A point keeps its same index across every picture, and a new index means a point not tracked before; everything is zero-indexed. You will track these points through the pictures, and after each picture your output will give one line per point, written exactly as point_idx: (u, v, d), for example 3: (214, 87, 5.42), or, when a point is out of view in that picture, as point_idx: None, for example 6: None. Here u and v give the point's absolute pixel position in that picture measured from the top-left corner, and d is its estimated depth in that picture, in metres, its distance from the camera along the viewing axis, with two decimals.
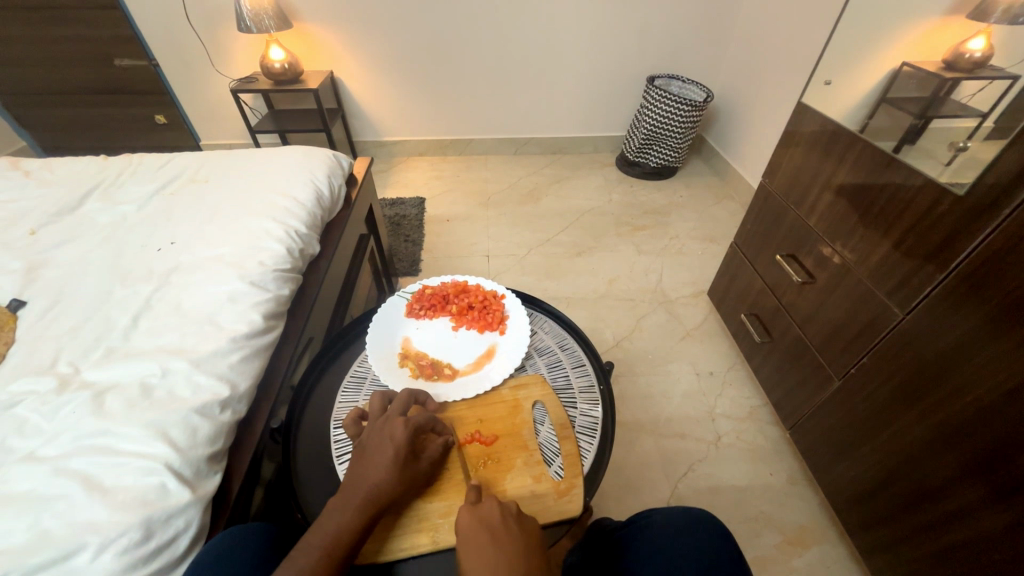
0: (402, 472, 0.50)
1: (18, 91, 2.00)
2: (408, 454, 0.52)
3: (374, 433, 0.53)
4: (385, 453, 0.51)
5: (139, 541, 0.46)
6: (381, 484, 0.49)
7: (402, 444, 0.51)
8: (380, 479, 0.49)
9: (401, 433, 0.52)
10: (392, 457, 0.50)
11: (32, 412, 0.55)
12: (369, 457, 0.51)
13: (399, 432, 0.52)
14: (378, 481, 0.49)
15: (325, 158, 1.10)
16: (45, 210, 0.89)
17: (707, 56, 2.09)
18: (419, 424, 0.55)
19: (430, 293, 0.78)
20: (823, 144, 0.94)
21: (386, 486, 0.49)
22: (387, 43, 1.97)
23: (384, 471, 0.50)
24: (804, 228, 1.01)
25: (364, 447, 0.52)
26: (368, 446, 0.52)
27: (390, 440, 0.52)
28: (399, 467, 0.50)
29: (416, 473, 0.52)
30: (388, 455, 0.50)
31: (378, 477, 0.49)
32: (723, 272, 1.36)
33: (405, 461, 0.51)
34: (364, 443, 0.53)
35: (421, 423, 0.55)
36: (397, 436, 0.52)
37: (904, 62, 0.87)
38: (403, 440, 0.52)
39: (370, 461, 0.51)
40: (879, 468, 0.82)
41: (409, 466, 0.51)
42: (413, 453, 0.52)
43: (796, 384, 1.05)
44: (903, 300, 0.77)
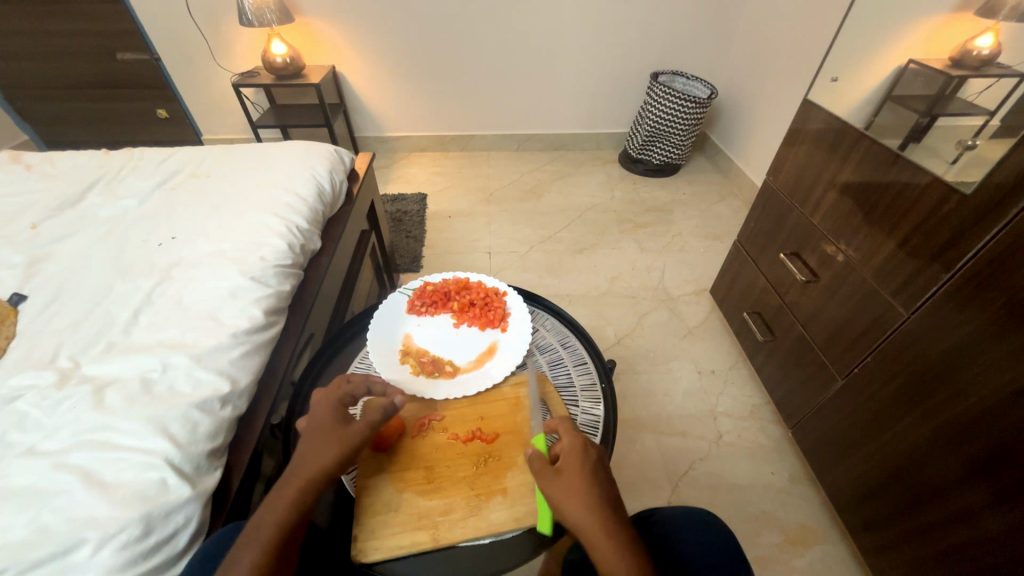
0: (333, 441, 0.52)
1: (20, 84, 2.00)
2: (336, 425, 0.53)
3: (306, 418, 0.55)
4: (315, 432, 0.53)
5: (139, 536, 0.46)
6: (313, 458, 0.50)
7: (327, 418, 0.54)
8: (310, 454, 0.51)
9: (321, 408, 0.55)
10: (320, 432, 0.53)
11: (32, 406, 0.55)
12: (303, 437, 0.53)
13: (321, 409, 0.55)
14: (310, 455, 0.51)
15: (326, 153, 1.09)
16: (46, 204, 0.89)
17: (712, 52, 2.07)
18: (343, 398, 0.57)
19: (432, 290, 0.78)
20: (828, 141, 0.93)
21: (321, 458, 0.50)
22: (390, 38, 1.96)
23: (314, 446, 0.51)
24: (808, 226, 1.00)
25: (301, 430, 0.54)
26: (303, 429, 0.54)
27: (317, 418, 0.54)
28: (330, 439, 0.52)
29: (346, 437, 0.52)
30: (314, 431, 0.53)
31: (310, 453, 0.51)
32: (726, 270, 1.35)
33: (334, 430, 0.53)
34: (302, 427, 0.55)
35: (348, 397, 0.57)
36: (318, 411, 0.55)
37: (910, 59, 0.87)
38: (327, 413, 0.54)
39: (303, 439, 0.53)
40: (881, 468, 0.82)
41: (339, 433, 0.52)
42: (342, 424, 0.54)
43: (798, 383, 1.04)
44: (907, 300, 0.76)
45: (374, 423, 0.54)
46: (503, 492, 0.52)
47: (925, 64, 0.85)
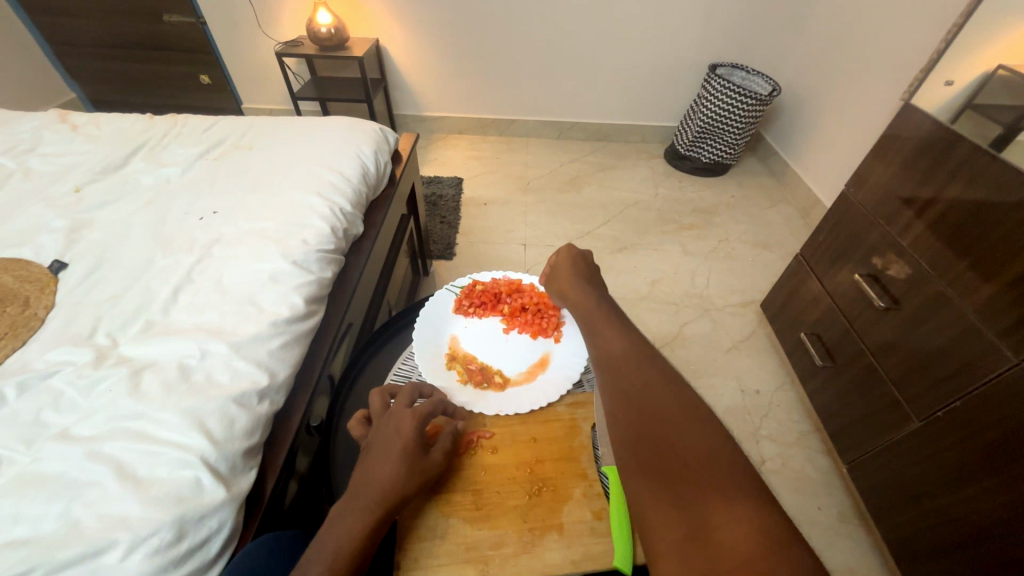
0: (411, 465, 0.48)
1: (71, 41, 2.01)
2: (418, 445, 0.50)
3: (380, 431, 0.52)
4: (385, 450, 0.49)
5: (171, 542, 0.43)
6: (389, 482, 0.47)
7: (410, 437, 0.50)
8: (386, 476, 0.47)
9: (408, 425, 0.51)
10: (382, 448, 0.50)
11: (67, 385, 0.52)
12: (372, 456, 0.50)
13: (406, 426, 0.51)
14: (387, 480, 0.47)
15: (372, 132, 1.04)
16: (90, 167, 0.87)
17: (777, 46, 1.93)
18: (427, 416, 0.53)
19: (481, 290, 0.74)
20: (930, 156, 0.83)
21: (394, 484, 0.47)
22: (437, 12, 1.88)
23: (391, 468, 0.48)
24: (893, 247, 0.90)
25: (373, 445, 0.51)
26: (375, 444, 0.51)
27: (398, 434, 0.50)
28: (410, 463, 0.48)
29: (422, 464, 0.49)
30: (395, 449, 0.49)
31: (385, 476, 0.47)
32: (782, 285, 1.26)
33: (405, 450, 0.49)
34: (371, 443, 0.51)
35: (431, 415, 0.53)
36: (404, 427, 0.51)
37: (1000, 65, 0.83)
38: (410, 432, 0.50)
39: (375, 457, 0.49)
40: (958, 524, 0.74)
41: (411, 454, 0.49)
42: (423, 448, 0.50)
43: (859, 415, 0.96)
44: (1016, 343, 0.67)
45: (447, 451, 0.51)
46: (558, 528, 0.47)
47: (1016, 71, 0.81)
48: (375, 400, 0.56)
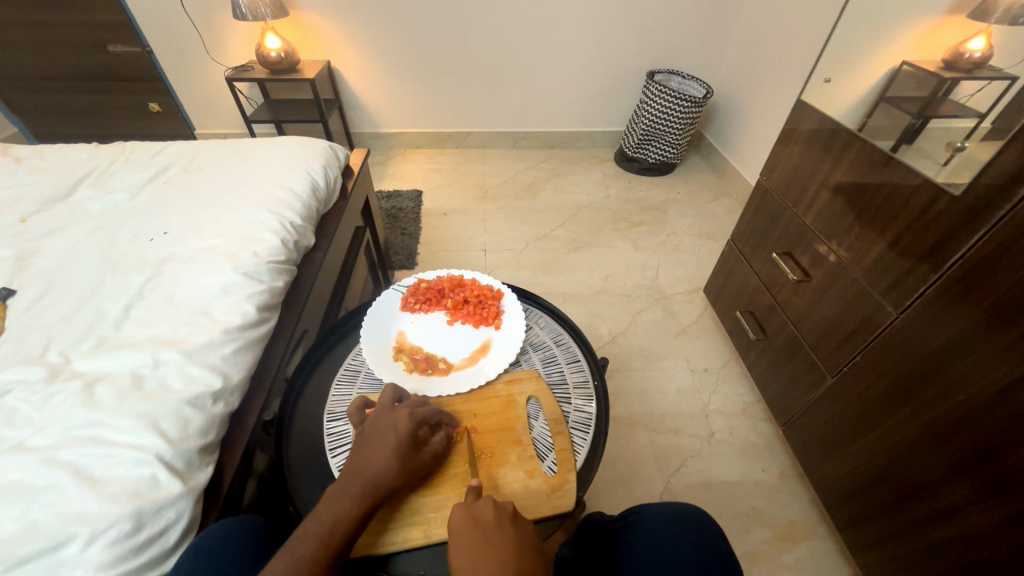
0: (403, 460, 0.56)
1: (9, 76, 1.97)
2: (413, 443, 0.57)
3: (381, 424, 0.58)
4: (384, 443, 0.56)
5: (130, 532, 0.46)
6: (382, 473, 0.54)
7: (405, 434, 0.57)
8: (382, 467, 0.55)
9: (404, 424, 0.58)
10: (382, 441, 0.56)
11: (20, 401, 0.54)
12: (368, 446, 0.56)
13: (403, 423, 0.58)
14: (379, 470, 0.55)
15: (321, 149, 1.09)
16: (36, 198, 0.88)
17: (708, 52, 2.07)
18: (421, 417, 0.60)
19: (425, 288, 0.85)
20: (821, 142, 0.94)
21: (386, 474, 0.55)
22: (385, 33, 1.95)
23: (386, 460, 0.55)
24: (801, 226, 1.01)
25: (370, 435, 0.57)
26: (371, 435, 0.57)
27: (395, 431, 0.57)
28: (402, 458, 0.56)
29: (413, 462, 0.57)
30: (392, 443, 0.56)
31: (380, 468, 0.55)
32: (719, 270, 1.37)
33: (402, 448, 0.56)
34: (367, 433, 0.58)
35: (424, 416, 0.61)
36: (401, 426, 0.58)
37: (903, 61, 0.87)
38: (406, 430, 0.57)
39: (372, 449, 0.56)
40: (871, 465, 0.83)
41: (407, 453, 0.56)
42: (415, 445, 0.58)
43: (788, 381, 1.06)
44: (896, 300, 0.77)
45: (435, 453, 0.59)
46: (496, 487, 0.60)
47: (919, 66, 0.85)
48: (386, 395, 0.63)
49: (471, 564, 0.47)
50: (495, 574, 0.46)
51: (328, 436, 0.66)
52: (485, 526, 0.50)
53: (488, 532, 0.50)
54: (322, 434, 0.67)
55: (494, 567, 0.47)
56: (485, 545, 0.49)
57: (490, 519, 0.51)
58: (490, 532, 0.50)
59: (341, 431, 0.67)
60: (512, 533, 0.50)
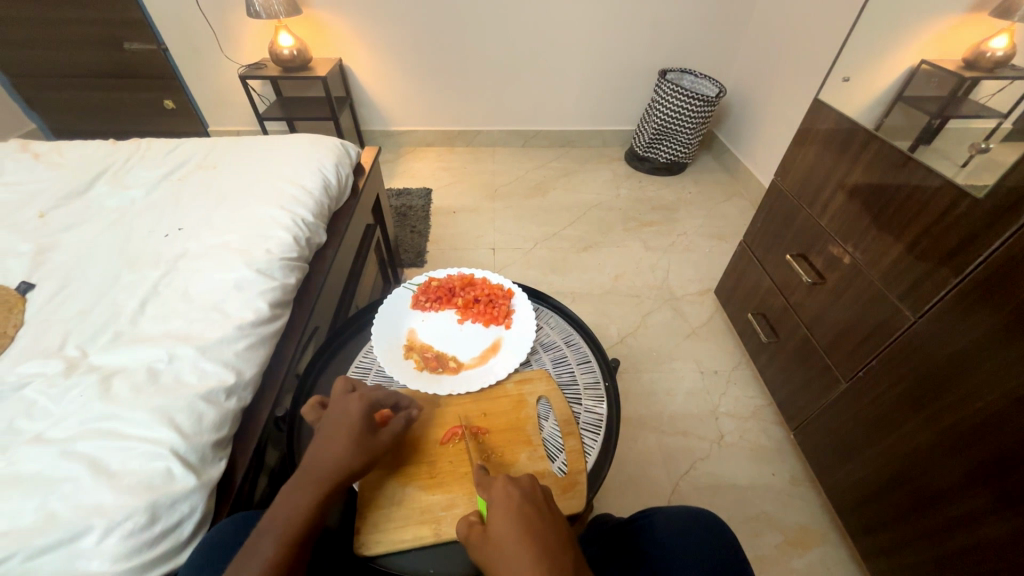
0: (358, 444, 0.56)
1: (28, 74, 2.00)
2: (366, 427, 0.58)
3: (332, 413, 0.59)
4: (338, 431, 0.57)
5: (145, 525, 0.47)
6: (339, 458, 0.55)
7: (356, 419, 0.58)
8: (338, 454, 0.55)
9: (355, 408, 0.59)
10: (335, 428, 0.57)
11: (40, 394, 0.55)
12: (324, 435, 0.57)
13: (353, 409, 0.59)
14: (336, 457, 0.55)
15: (333, 147, 1.09)
16: (55, 193, 0.89)
17: (721, 50, 2.05)
18: (375, 401, 0.61)
19: (437, 286, 0.85)
20: (838, 143, 0.92)
21: (345, 459, 0.55)
22: (397, 31, 1.95)
23: (340, 447, 0.56)
24: (816, 228, 1.00)
25: (324, 425, 0.58)
26: (325, 426, 0.58)
27: (347, 418, 0.58)
28: (356, 443, 0.56)
29: (370, 446, 0.57)
30: (345, 429, 0.57)
31: (336, 454, 0.55)
32: (731, 271, 1.35)
33: (356, 433, 0.57)
34: (322, 424, 0.59)
35: (377, 400, 0.61)
36: (352, 411, 0.58)
37: (921, 61, 0.86)
38: (358, 415, 0.58)
39: (326, 437, 0.56)
40: (886, 472, 0.81)
41: (361, 437, 0.57)
42: (370, 428, 0.58)
43: (801, 385, 1.05)
44: (915, 304, 0.76)
45: (395, 436, 0.60)
46: None
47: (938, 65, 0.84)
48: (337, 386, 0.63)
49: (517, 535, 0.47)
50: (542, 545, 0.46)
51: None
52: (532, 502, 0.51)
53: (535, 507, 0.50)
54: None
55: (541, 538, 0.47)
56: (532, 518, 0.49)
57: (538, 498, 0.52)
58: (538, 507, 0.50)
59: None
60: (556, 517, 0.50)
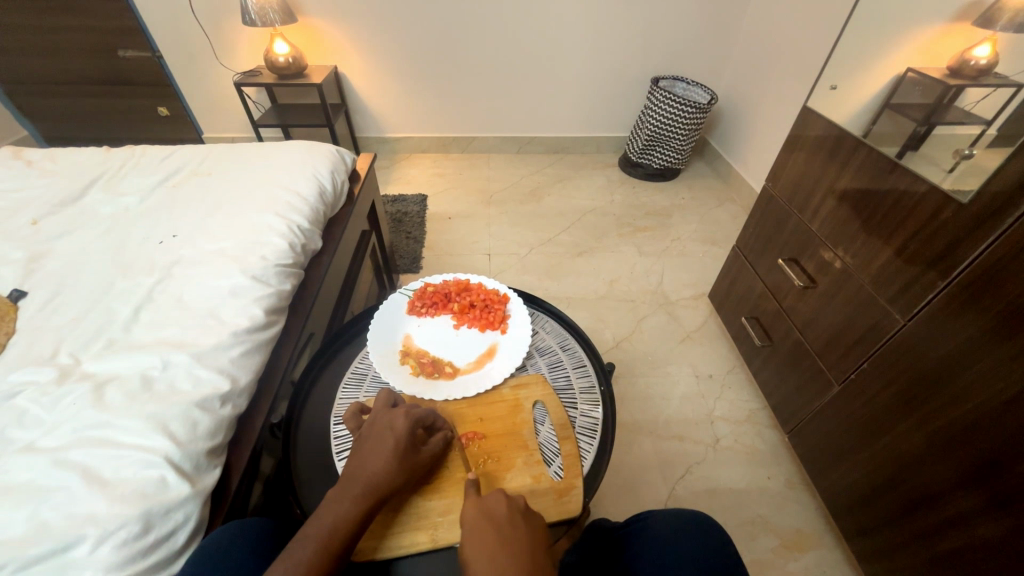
0: (401, 460, 0.56)
1: (20, 80, 2.00)
2: (410, 444, 0.57)
3: (377, 426, 0.59)
4: (382, 445, 0.56)
5: (138, 534, 0.46)
6: (379, 473, 0.54)
7: (402, 434, 0.57)
8: (380, 468, 0.55)
9: (401, 423, 0.58)
10: (379, 442, 0.57)
11: (31, 403, 0.55)
12: (367, 449, 0.57)
13: (399, 423, 0.58)
14: (378, 471, 0.55)
15: (329, 153, 1.10)
16: (48, 201, 0.89)
17: (712, 58, 2.08)
18: (419, 416, 0.61)
19: (432, 291, 0.85)
20: (827, 149, 0.94)
21: (384, 474, 0.55)
22: (392, 39, 1.97)
23: (383, 460, 0.55)
24: (807, 233, 1.01)
25: (367, 437, 0.58)
26: (368, 438, 0.58)
27: (393, 432, 0.58)
28: (400, 459, 0.56)
29: (411, 463, 0.57)
30: (390, 444, 0.56)
31: (378, 468, 0.55)
32: (724, 276, 1.37)
33: (401, 448, 0.56)
34: (365, 437, 0.58)
35: (421, 416, 0.61)
36: (397, 426, 0.58)
37: (908, 69, 0.87)
38: (404, 430, 0.58)
39: (370, 450, 0.56)
40: (879, 474, 0.82)
41: (405, 454, 0.57)
42: (413, 445, 0.58)
43: (794, 388, 1.06)
44: (904, 307, 0.77)
45: (433, 454, 0.60)
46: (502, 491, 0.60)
47: (923, 74, 0.85)
48: (381, 398, 0.63)
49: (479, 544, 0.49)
50: (500, 567, 0.47)
51: (335, 439, 0.67)
52: (495, 521, 0.51)
53: (495, 526, 0.51)
54: (328, 437, 0.68)
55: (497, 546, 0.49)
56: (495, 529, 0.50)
57: (500, 514, 0.52)
58: (499, 527, 0.51)
59: (347, 433, 0.67)
60: (518, 520, 0.52)
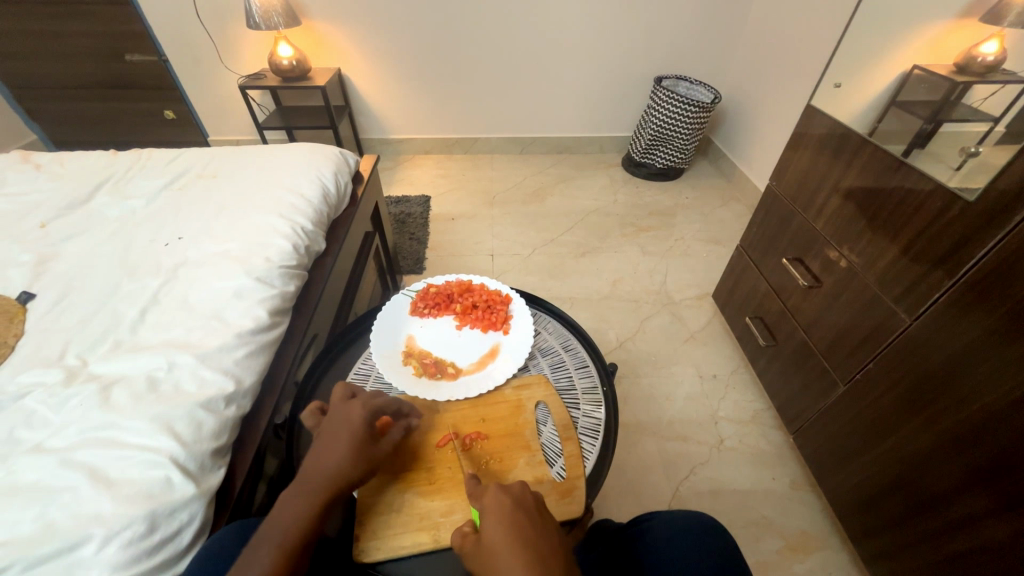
0: (359, 452, 0.57)
1: (29, 85, 2.02)
2: (366, 435, 0.58)
3: (333, 419, 0.59)
4: (339, 436, 0.57)
5: (144, 534, 0.47)
6: (339, 465, 0.55)
7: (359, 427, 0.58)
8: (338, 459, 0.55)
9: (357, 416, 0.59)
10: (337, 433, 0.58)
11: (39, 404, 0.55)
12: (323, 443, 0.57)
13: (354, 415, 0.59)
14: (337, 462, 0.55)
15: (332, 155, 1.10)
16: (56, 204, 0.90)
17: (716, 57, 2.08)
18: (375, 409, 0.62)
19: (435, 292, 0.85)
20: (832, 147, 0.93)
21: (344, 466, 0.55)
22: (395, 41, 1.97)
23: (341, 452, 0.56)
24: (811, 232, 1.01)
25: (325, 430, 0.59)
26: (326, 431, 0.58)
27: (348, 424, 0.58)
28: (357, 449, 0.57)
29: (370, 454, 0.57)
30: (346, 435, 0.57)
31: (336, 459, 0.55)
32: (728, 276, 1.36)
33: (359, 439, 0.57)
34: (323, 430, 0.59)
35: (378, 408, 0.62)
36: (353, 418, 0.59)
37: (914, 66, 0.86)
38: (359, 421, 0.59)
39: (327, 442, 0.57)
40: (885, 474, 0.81)
41: (362, 445, 0.57)
42: (371, 437, 0.59)
43: (799, 389, 1.05)
44: (910, 306, 0.76)
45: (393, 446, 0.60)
46: None
47: (929, 71, 0.84)
48: (337, 393, 0.64)
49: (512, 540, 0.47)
50: (537, 550, 0.47)
51: None
52: (526, 509, 0.51)
53: (528, 512, 0.50)
54: None
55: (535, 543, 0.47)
56: (525, 524, 0.49)
57: (530, 503, 0.52)
58: (530, 514, 0.50)
59: None
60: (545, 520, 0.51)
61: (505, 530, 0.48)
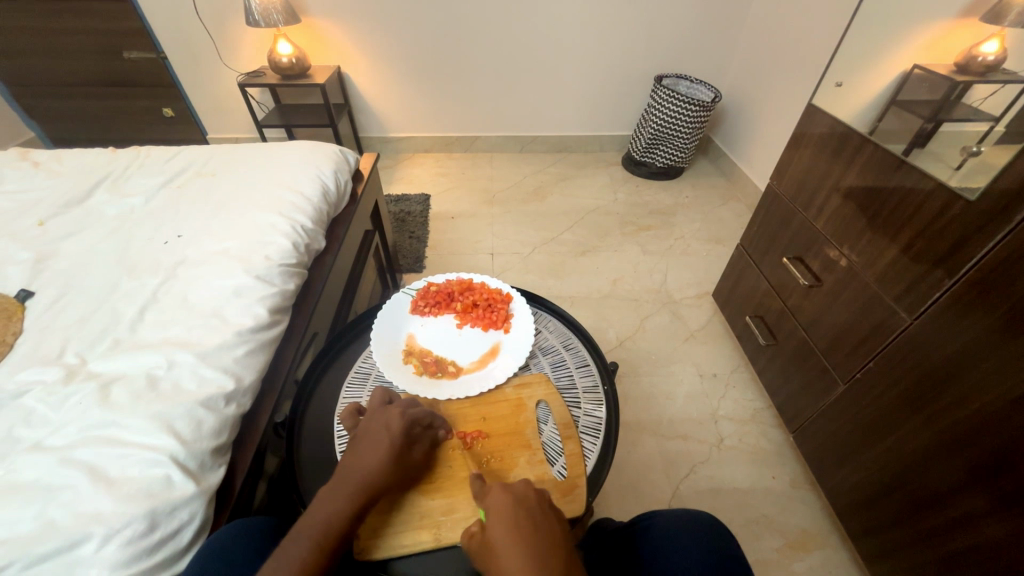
0: (395, 459, 0.56)
1: (27, 82, 2.02)
2: (404, 442, 0.58)
3: (372, 424, 0.59)
4: (376, 442, 0.57)
5: (143, 532, 0.46)
6: (375, 471, 0.55)
7: (397, 432, 0.58)
8: (374, 465, 0.55)
9: (396, 422, 0.59)
10: (375, 439, 0.57)
11: (38, 402, 0.55)
12: (361, 446, 0.57)
13: (394, 422, 0.59)
14: (373, 469, 0.55)
15: (332, 153, 1.10)
16: (53, 202, 0.89)
17: (716, 56, 2.07)
18: (414, 416, 0.61)
19: (435, 291, 0.85)
20: (833, 146, 0.93)
21: (378, 472, 0.55)
22: (395, 39, 1.97)
23: (379, 458, 0.55)
24: (812, 231, 1.01)
25: (363, 435, 0.58)
26: (364, 436, 0.58)
27: (387, 430, 0.58)
28: (394, 456, 0.56)
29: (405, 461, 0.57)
30: (384, 441, 0.57)
31: (372, 465, 0.55)
32: (729, 274, 1.36)
33: (396, 445, 0.57)
34: (361, 434, 0.58)
35: (416, 414, 0.62)
36: (392, 424, 0.58)
37: (913, 66, 0.86)
38: (399, 428, 0.58)
39: (365, 447, 0.56)
40: (885, 473, 0.81)
41: (400, 451, 0.57)
42: (407, 443, 0.58)
43: (799, 388, 1.05)
44: (910, 305, 0.76)
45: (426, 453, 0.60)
46: None
47: (930, 70, 0.84)
48: (376, 397, 0.64)
49: (512, 542, 0.47)
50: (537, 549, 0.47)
51: (339, 438, 0.67)
52: (528, 507, 0.51)
53: (529, 510, 0.51)
54: (332, 436, 0.68)
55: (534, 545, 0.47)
56: (527, 525, 0.49)
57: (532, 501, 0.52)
58: (532, 513, 0.51)
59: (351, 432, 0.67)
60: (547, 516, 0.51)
61: (507, 532, 0.49)
